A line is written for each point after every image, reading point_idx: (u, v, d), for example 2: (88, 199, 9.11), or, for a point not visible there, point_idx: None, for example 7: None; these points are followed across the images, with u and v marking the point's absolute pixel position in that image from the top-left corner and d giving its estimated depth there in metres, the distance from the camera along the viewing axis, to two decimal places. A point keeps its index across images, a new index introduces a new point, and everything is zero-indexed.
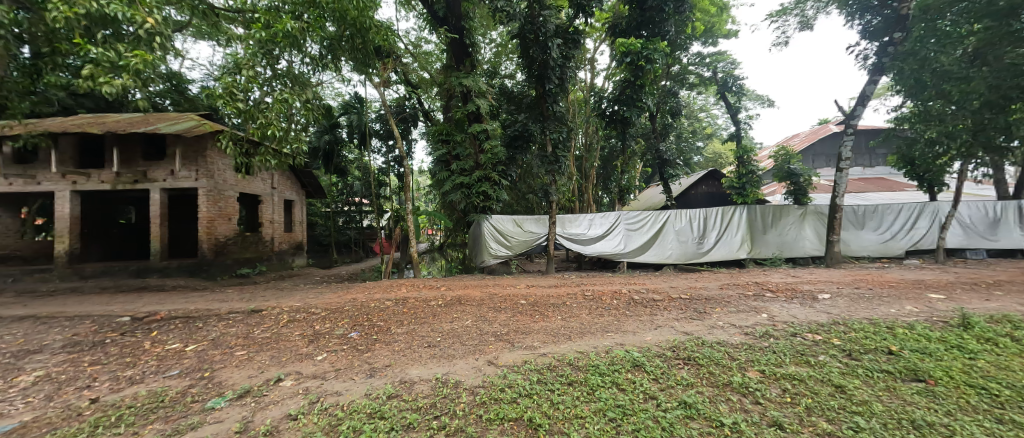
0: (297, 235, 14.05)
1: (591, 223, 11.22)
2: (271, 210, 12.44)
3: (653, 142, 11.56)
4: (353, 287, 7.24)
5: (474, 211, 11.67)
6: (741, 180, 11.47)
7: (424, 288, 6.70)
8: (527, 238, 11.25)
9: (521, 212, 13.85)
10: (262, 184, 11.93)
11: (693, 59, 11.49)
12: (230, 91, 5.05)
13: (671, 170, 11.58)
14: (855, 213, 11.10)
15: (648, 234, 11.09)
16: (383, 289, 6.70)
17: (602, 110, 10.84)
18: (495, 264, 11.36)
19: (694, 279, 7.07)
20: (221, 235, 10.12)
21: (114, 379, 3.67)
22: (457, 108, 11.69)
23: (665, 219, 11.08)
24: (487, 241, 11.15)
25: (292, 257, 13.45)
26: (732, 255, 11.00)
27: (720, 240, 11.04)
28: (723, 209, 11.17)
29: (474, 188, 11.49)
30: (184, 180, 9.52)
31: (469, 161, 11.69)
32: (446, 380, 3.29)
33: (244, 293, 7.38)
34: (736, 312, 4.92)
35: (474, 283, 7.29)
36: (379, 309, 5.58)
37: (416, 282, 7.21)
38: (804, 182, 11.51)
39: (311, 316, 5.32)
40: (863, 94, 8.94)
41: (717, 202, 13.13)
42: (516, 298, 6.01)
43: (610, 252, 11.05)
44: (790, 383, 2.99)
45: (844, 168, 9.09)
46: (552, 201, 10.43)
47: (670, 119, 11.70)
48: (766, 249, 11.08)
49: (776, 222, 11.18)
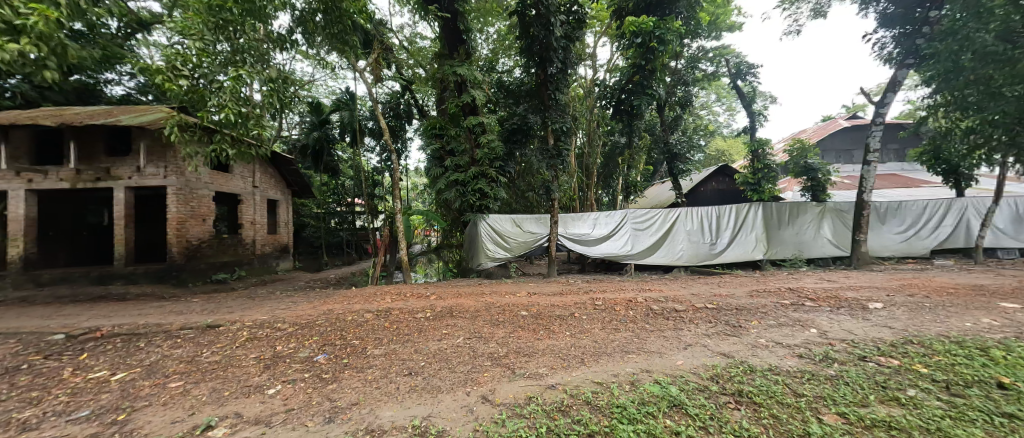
0: (282, 237, 13.20)
1: (595, 223, 10.46)
2: (252, 210, 11.58)
3: (663, 135, 10.77)
4: (333, 296, 6.44)
5: (470, 210, 10.88)
6: (756, 175, 10.58)
7: (412, 297, 5.91)
8: (527, 239, 10.47)
9: (521, 211, 13.04)
10: (241, 183, 11.09)
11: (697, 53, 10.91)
12: (172, 64, 4.38)
13: (681, 165, 10.76)
14: (876, 210, 10.35)
15: (657, 234, 10.34)
16: (366, 298, 5.92)
17: (606, 100, 10.09)
18: (493, 268, 10.56)
19: (716, 284, 6.27)
20: (194, 238, 9.29)
21: (2, 424, 2.86)
22: (451, 99, 10.89)
23: (675, 217, 10.33)
24: (483, 242, 10.39)
25: (277, 260, 12.62)
26: (746, 256, 10.25)
27: (733, 240, 10.30)
28: (737, 207, 10.43)
29: (469, 185, 10.71)
30: (151, 177, 8.70)
31: (464, 157, 10.88)
32: (425, 429, 2.50)
33: (210, 303, 6.55)
34: (778, 326, 4.14)
35: (468, 290, 6.48)
36: (357, 322, 4.79)
37: (404, 290, 6.40)
38: (823, 178, 10.75)
39: (274, 334, 4.50)
40: (893, 80, 8.18)
41: (727, 200, 12.35)
42: (516, 308, 5.22)
43: (615, 254, 10.31)
44: (889, 436, 2.21)
45: (872, 161, 8.35)
46: (554, 199, 9.64)
47: (680, 111, 10.91)
48: (783, 249, 10.33)
49: (793, 220, 10.44)
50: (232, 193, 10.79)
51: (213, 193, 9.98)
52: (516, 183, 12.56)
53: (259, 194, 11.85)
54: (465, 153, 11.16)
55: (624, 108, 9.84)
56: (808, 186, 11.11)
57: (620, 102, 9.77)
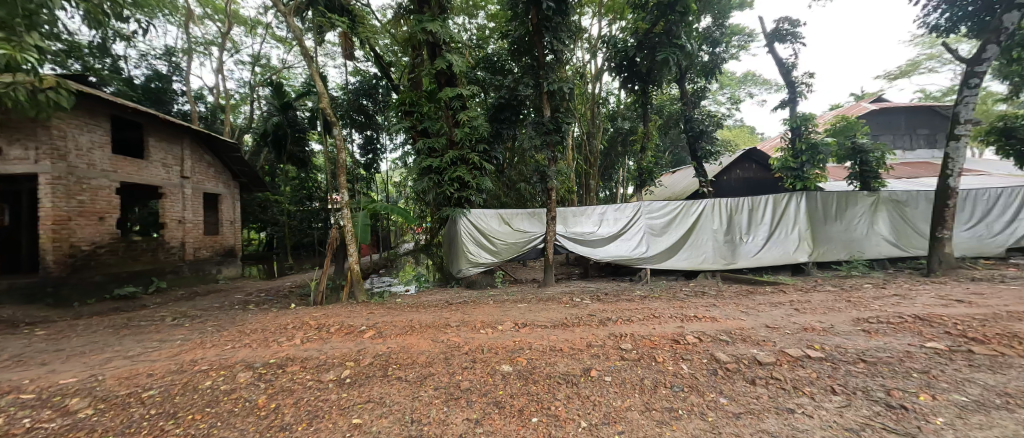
0: (225, 238, 10.98)
1: (601, 219, 8.59)
2: (180, 206, 9.38)
3: (685, 108, 8.75)
4: (228, 328, 4.37)
5: (447, 204, 8.86)
6: (803, 158, 8.42)
7: (338, 333, 3.85)
8: (518, 240, 8.49)
9: (511, 204, 11.04)
10: (163, 172, 8.94)
11: (712, 26, 8.53)
12: None
13: (708, 145, 8.65)
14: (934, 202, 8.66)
15: (679, 232, 8.39)
16: (269, 334, 3.88)
17: (616, 64, 8.18)
18: (477, 275, 8.53)
19: (790, 307, 4.31)
20: (84, 242, 7.15)
21: None
22: (424, 67, 8.87)
23: (700, 211, 8.41)
24: (464, 244, 8.36)
25: (220, 267, 10.50)
26: (788, 258, 8.31)
27: (771, 238, 8.41)
28: (775, 197, 8.56)
29: (446, 174, 8.65)
30: (16, 162, 6.56)
31: (440, 139, 8.79)
32: None
33: (52, 338, 4.47)
34: (987, 412, 2.17)
35: (429, 317, 4.45)
36: (213, 395, 2.72)
37: (333, 320, 4.32)
38: (877, 162, 8.83)
39: (41, 429, 2.42)
40: (996, 28, 6.25)
41: (754, 191, 10.38)
42: (493, 356, 3.23)
43: (627, 257, 8.36)
44: None
45: (962, 135, 6.45)
46: (551, 189, 7.70)
47: (702, 81, 8.92)
48: (832, 249, 8.46)
49: (841, 213, 8.62)
50: (149, 184, 8.63)
51: (118, 184, 7.88)
52: (504, 172, 10.61)
53: (192, 187, 9.71)
54: (441, 135, 9.09)
55: (641, 68, 7.89)
56: (859, 170, 9.13)
57: (636, 59, 7.82)
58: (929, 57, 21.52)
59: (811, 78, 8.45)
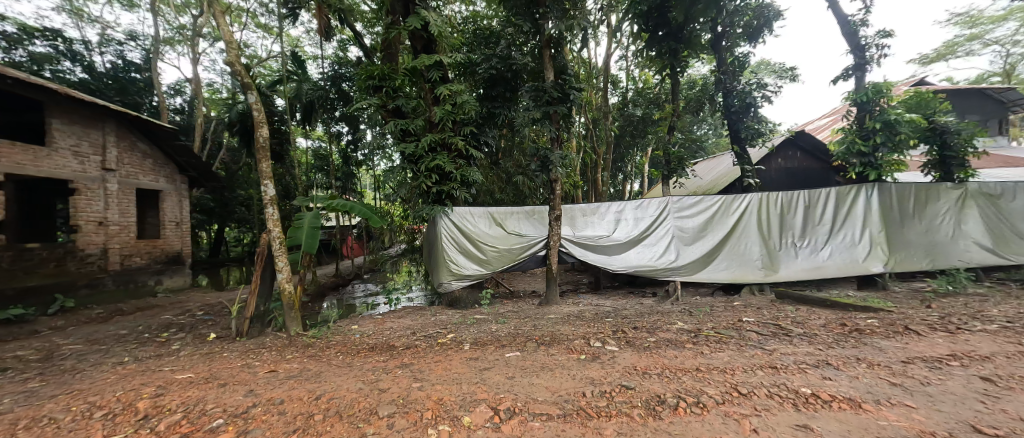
0: (168, 242, 9.26)
1: (618, 219, 6.86)
2: (101, 204, 7.68)
3: (724, 78, 6.92)
4: (19, 406, 2.62)
5: (425, 201, 7.09)
6: (878, 140, 6.58)
7: (168, 435, 2.08)
8: (513, 246, 6.75)
9: (508, 202, 9.31)
10: (75, 163, 7.25)
11: None
12: None
13: (756, 123, 6.82)
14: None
15: (718, 236, 6.62)
16: (44, 435, 2.13)
17: (640, 13, 6.52)
18: (461, 291, 6.76)
19: (964, 371, 2.53)
20: None
21: None
22: (396, 31, 7.15)
23: (743, 208, 6.63)
24: (446, 251, 6.61)
25: (159, 278, 8.80)
26: (859, 268, 6.52)
27: (834, 242, 6.63)
28: (839, 191, 6.77)
29: (423, 163, 6.88)
30: None
31: (417, 120, 7.05)
32: None
33: None
34: None
35: (357, 382, 2.70)
36: None
37: (191, 392, 2.55)
38: (964, 147, 7.02)
39: None
40: None
41: (801, 183, 8.53)
42: None
43: (651, 268, 6.61)
44: None
45: None
46: (555, 180, 5.97)
47: (745, 46, 7.01)
48: (911, 255, 6.70)
49: (919, 211, 6.88)
50: (54, 177, 6.94)
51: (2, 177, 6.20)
52: (497, 163, 8.90)
53: (118, 182, 8.03)
54: (419, 115, 7.38)
55: (677, 14, 6.21)
56: (938, 152, 7.33)
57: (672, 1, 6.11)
58: (968, 39, 19.55)
59: (886, 38, 6.62)
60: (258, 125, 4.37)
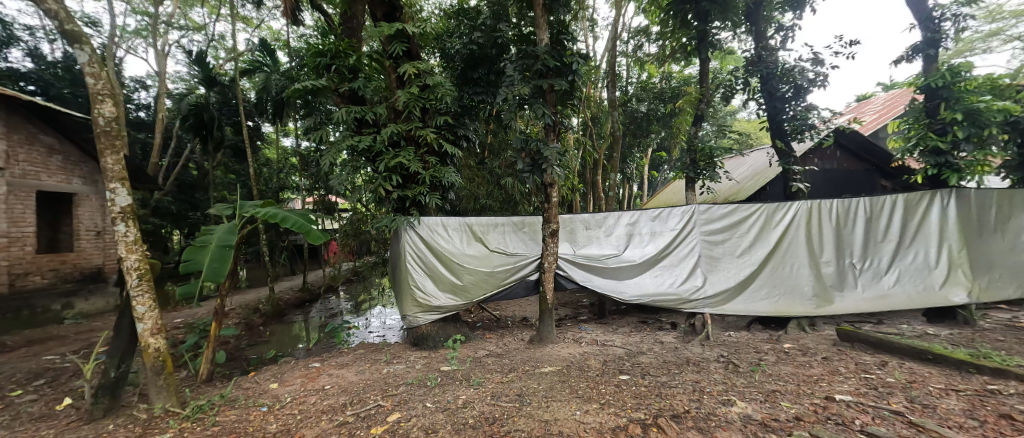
0: (84, 256, 7.67)
1: (629, 234, 5.45)
2: None
3: (764, 57, 5.52)
4: None
5: (387, 210, 5.59)
6: (960, 134, 5.17)
7: None
8: (497, 269, 5.32)
9: (495, 208, 7.83)
10: None
11: None
12: None
13: (805, 112, 5.39)
14: None
15: (757, 255, 5.20)
16: None
17: None
18: (431, 326, 5.28)
19: None
20: None
21: None
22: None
23: (790, 219, 5.20)
24: (410, 276, 5.09)
25: (69, 300, 7.19)
26: (933, 298, 5.14)
27: (903, 263, 5.24)
28: (909, 198, 5.34)
29: (382, 159, 5.38)
30: None
31: (377, 106, 5.58)
32: None
33: None
34: None
35: None
36: None
37: None
38: None
39: None
40: None
41: (838, 189, 7.14)
42: None
43: (673, 297, 5.17)
44: None
45: None
46: (551, 184, 4.51)
47: (790, 16, 5.60)
48: (996, 280, 5.33)
49: (1003, 224, 5.52)
50: None
51: None
52: (482, 163, 7.45)
53: (6, 183, 6.48)
54: (382, 102, 5.90)
55: None
56: (1019, 152, 5.96)
57: None
58: (989, 34, 18.29)
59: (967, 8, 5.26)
60: (97, 98, 2.87)
